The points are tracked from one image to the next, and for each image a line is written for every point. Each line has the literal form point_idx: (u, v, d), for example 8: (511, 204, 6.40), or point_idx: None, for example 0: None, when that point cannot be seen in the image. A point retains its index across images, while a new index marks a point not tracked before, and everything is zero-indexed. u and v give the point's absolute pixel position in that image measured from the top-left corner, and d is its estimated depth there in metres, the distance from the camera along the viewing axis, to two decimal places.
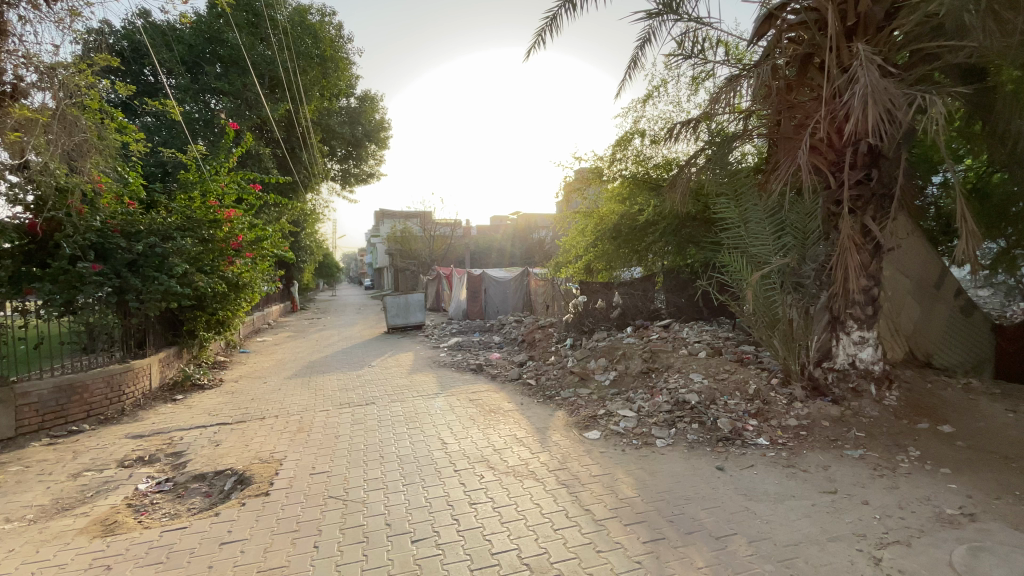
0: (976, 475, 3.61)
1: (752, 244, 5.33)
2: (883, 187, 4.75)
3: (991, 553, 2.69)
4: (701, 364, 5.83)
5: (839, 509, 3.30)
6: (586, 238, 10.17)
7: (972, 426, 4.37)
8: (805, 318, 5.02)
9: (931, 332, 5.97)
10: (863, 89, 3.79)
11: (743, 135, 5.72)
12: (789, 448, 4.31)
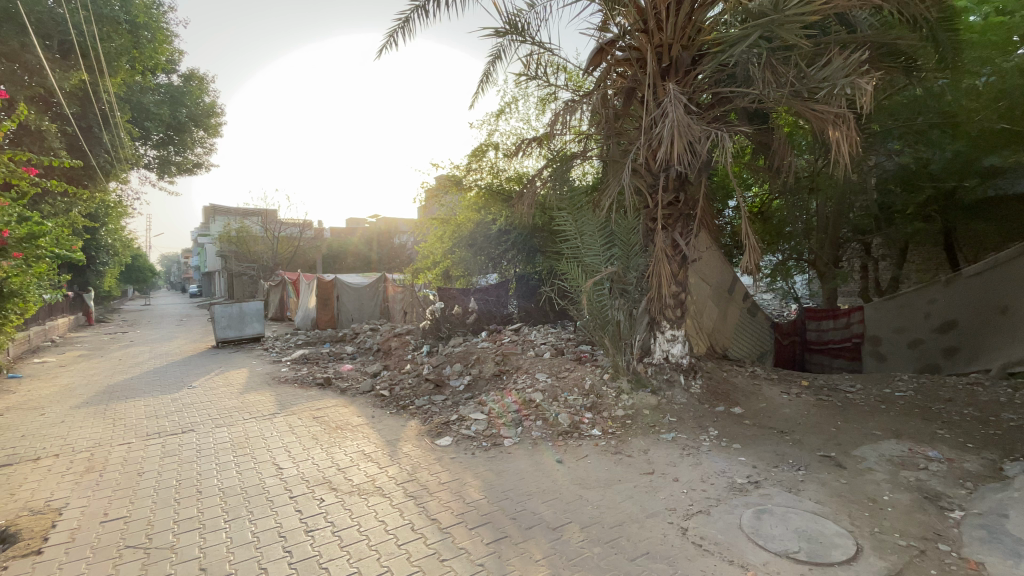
0: (755, 446, 4.42)
1: (585, 254, 6.04)
2: (688, 208, 5.60)
3: (764, 511, 3.29)
4: (546, 364, 6.24)
5: (655, 488, 3.77)
6: (443, 244, 10.50)
7: (755, 406, 5.35)
8: (630, 319, 5.88)
9: (726, 329, 7.21)
10: (671, 123, 4.46)
11: (581, 155, 6.27)
12: (618, 436, 4.84)
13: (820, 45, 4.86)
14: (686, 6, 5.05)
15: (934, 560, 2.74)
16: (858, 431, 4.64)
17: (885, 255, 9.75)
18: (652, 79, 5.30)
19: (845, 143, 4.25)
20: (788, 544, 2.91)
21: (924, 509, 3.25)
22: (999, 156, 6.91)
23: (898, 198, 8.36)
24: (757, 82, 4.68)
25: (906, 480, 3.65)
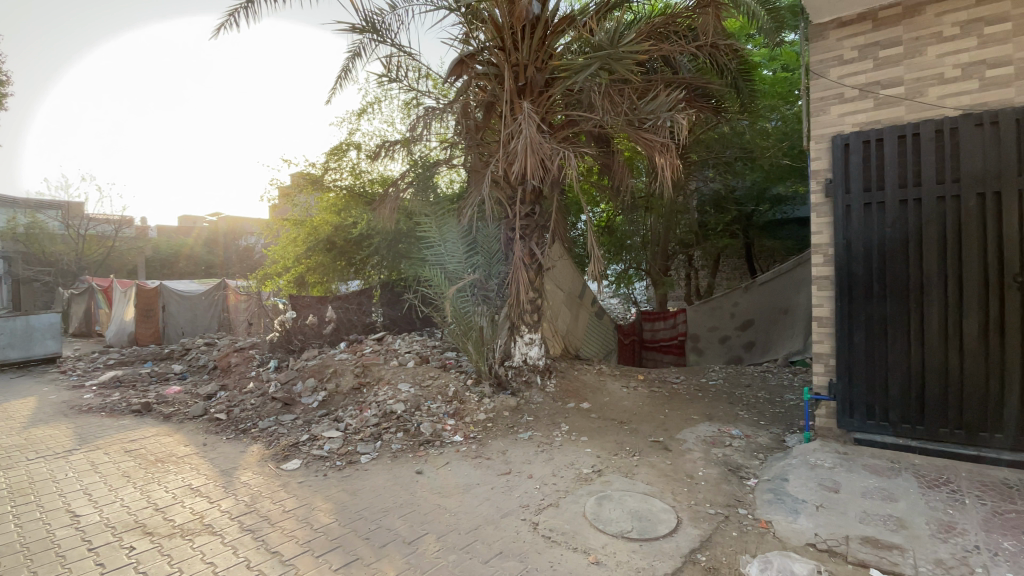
0: (600, 438, 4.85)
1: (448, 261, 6.13)
2: (543, 219, 6.00)
3: (605, 497, 3.62)
4: (408, 373, 6.10)
5: (511, 487, 3.92)
6: (297, 247, 9.61)
7: (601, 401, 5.89)
8: (491, 324, 6.02)
9: (578, 331, 7.80)
10: (525, 139, 4.73)
11: (444, 162, 6.35)
12: (478, 440, 4.95)
13: (649, 82, 5.58)
14: (541, 30, 5.42)
15: (734, 522, 3.26)
16: (681, 417, 5.37)
17: (704, 265, 11.45)
18: (509, 95, 5.59)
19: (669, 170, 4.87)
20: (624, 525, 3.23)
21: (728, 480, 3.87)
22: (784, 186, 9.55)
23: (711, 217, 10.15)
24: (598, 108, 5.25)
25: (715, 456, 4.32)
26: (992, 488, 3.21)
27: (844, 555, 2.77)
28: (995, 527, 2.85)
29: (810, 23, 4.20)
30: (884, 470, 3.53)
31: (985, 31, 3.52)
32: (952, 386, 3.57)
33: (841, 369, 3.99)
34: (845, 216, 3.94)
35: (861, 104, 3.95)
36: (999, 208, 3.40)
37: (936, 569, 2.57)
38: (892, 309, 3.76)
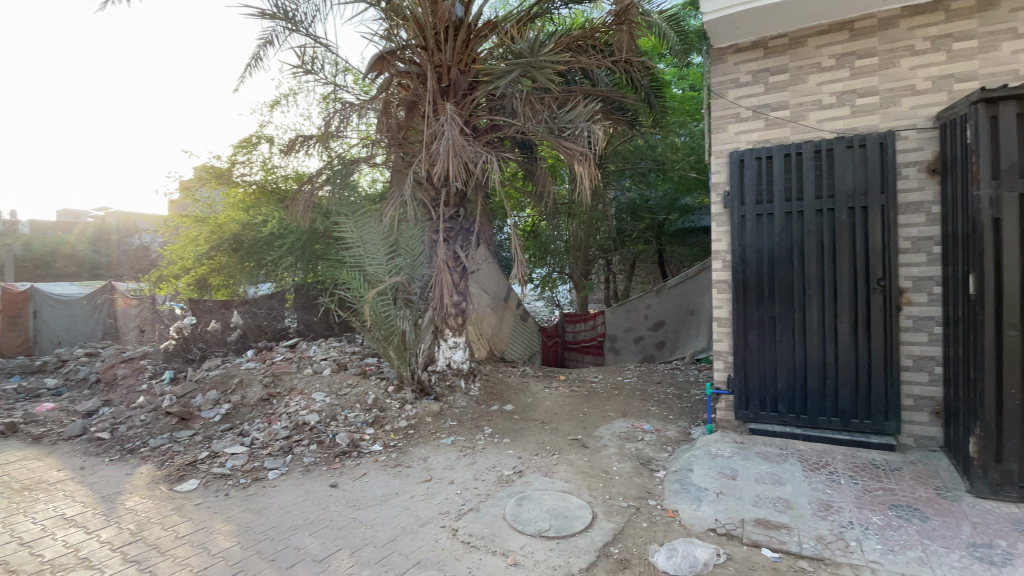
0: (522, 439, 4.90)
1: (367, 262, 5.80)
2: (467, 223, 6.00)
3: (524, 497, 3.66)
4: (324, 381, 5.80)
5: (430, 495, 3.85)
6: (199, 246, 8.81)
7: (524, 402, 5.96)
8: (415, 327, 5.76)
9: (504, 334, 7.84)
10: (447, 141, 4.68)
11: (366, 160, 6.10)
12: (399, 448, 4.80)
13: (569, 92, 5.74)
14: (463, 34, 5.40)
15: (645, 513, 3.43)
16: (599, 414, 5.57)
17: (622, 270, 12.01)
18: (431, 96, 5.55)
19: (587, 178, 4.92)
20: (542, 524, 3.28)
21: (640, 473, 4.07)
22: (692, 198, 10.24)
23: (628, 225, 10.65)
24: (520, 115, 5.35)
25: (629, 451, 4.53)
26: (861, 467, 3.64)
27: (740, 537, 3.00)
28: (863, 503, 3.23)
29: (712, 47, 4.56)
30: (774, 456, 3.89)
31: (855, 65, 4.00)
32: (829, 378, 4.01)
33: (738, 365, 4.36)
34: (740, 225, 4.31)
35: (755, 123, 4.35)
36: (866, 221, 3.88)
37: (817, 544, 2.87)
38: (780, 311, 4.16)
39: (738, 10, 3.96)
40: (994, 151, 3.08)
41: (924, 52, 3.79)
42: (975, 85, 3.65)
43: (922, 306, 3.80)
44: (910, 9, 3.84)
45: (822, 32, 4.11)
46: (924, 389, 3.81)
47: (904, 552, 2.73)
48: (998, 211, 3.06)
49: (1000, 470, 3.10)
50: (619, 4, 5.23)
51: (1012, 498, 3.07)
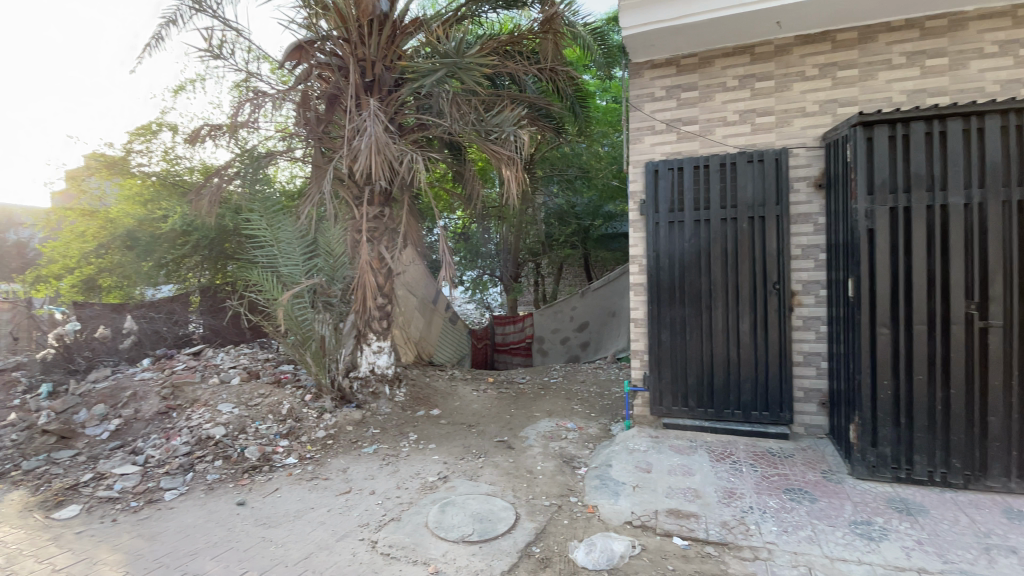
0: (447, 443, 4.83)
1: (281, 263, 5.45)
2: (392, 223, 5.84)
3: (448, 503, 3.60)
4: (233, 391, 5.38)
5: (349, 507, 3.68)
6: (86, 243, 8.03)
7: (450, 406, 5.89)
8: (334, 333, 5.52)
9: (431, 337, 7.70)
10: (370, 139, 4.50)
11: (285, 152, 5.76)
12: (316, 460, 4.56)
13: (496, 96, 5.83)
14: (388, 29, 5.28)
15: (566, 511, 3.50)
16: (525, 415, 5.64)
17: (550, 273, 12.27)
18: (354, 90, 5.36)
19: (514, 181, 4.90)
20: (465, 529, 3.25)
21: (563, 471, 4.16)
22: (616, 205, 10.67)
23: (556, 230, 10.90)
24: (446, 116, 5.30)
25: (553, 449, 4.62)
26: (760, 456, 3.96)
27: (654, 528, 3.15)
28: (762, 488, 3.51)
29: (630, 61, 4.78)
30: (686, 449, 4.14)
31: (755, 86, 4.37)
32: (733, 373, 4.34)
33: (653, 363, 4.59)
34: (655, 232, 4.55)
35: (668, 136, 4.62)
36: (763, 230, 4.25)
37: (721, 529, 3.08)
38: (690, 312, 4.44)
39: (653, 27, 4.18)
40: (869, 170, 3.47)
41: (813, 79, 4.22)
42: (853, 110, 4.12)
43: (810, 307, 4.23)
44: (801, 39, 4.26)
45: (727, 54, 4.45)
46: (812, 381, 4.23)
47: (795, 532, 3.00)
48: (872, 223, 3.45)
49: (874, 453, 3.50)
50: (545, 12, 5.37)
51: (884, 477, 3.47)
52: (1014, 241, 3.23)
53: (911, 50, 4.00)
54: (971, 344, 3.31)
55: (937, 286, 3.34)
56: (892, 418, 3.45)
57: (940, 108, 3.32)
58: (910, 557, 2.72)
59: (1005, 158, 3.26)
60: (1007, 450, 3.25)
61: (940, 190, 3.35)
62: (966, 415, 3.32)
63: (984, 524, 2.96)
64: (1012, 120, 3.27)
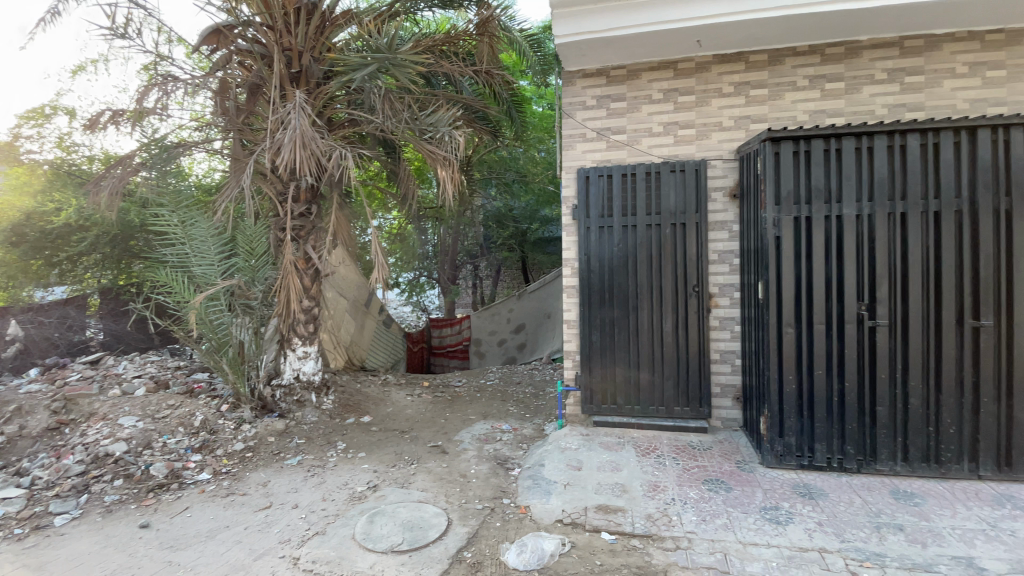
0: (378, 451, 4.67)
1: (193, 263, 5.06)
2: (320, 221, 5.58)
3: (376, 513, 3.47)
4: (136, 403, 4.89)
5: (269, 523, 3.45)
6: None
7: (383, 412, 5.71)
8: (255, 338, 5.23)
9: (363, 341, 7.44)
10: (293, 132, 4.26)
11: (203, 143, 5.37)
12: (232, 475, 4.25)
13: (432, 96, 5.79)
14: (316, 20, 5.06)
15: (498, 513, 3.49)
16: (460, 419, 5.58)
17: (488, 275, 12.26)
18: (278, 81, 5.07)
19: (449, 182, 4.79)
20: (394, 539, 3.15)
21: (497, 473, 4.15)
22: (552, 209, 10.87)
23: (494, 233, 11.08)
24: (378, 112, 5.14)
25: (487, 452, 4.60)
26: (682, 449, 4.18)
27: (583, 525, 3.22)
28: (683, 480, 3.70)
29: (563, 68, 4.89)
30: (615, 445, 4.29)
31: (678, 99, 4.62)
32: (657, 371, 4.54)
33: (584, 363, 4.70)
34: (587, 236, 4.67)
35: (599, 144, 4.76)
36: (685, 235, 4.49)
37: (646, 522, 3.20)
38: (618, 313, 4.60)
39: (585, 37, 4.29)
40: (776, 182, 3.77)
41: (729, 95, 4.52)
42: (764, 126, 4.46)
43: (726, 308, 4.52)
44: (719, 57, 4.55)
45: (653, 67, 4.67)
46: (728, 378, 4.52)
47: (713, 520, 3.19)
48: (779, 232, 3.75)
49: (782, 443, 3.79)
50: (481, 15, 5.47)
51: (790, 464, 3.78)
52: (897, 249, 3.62)
53: (812, 74, 4.39)
54: (862, 342, 3.67)
55: (834, 290, 3.68)
56: (796, 410, 3.76)
57: (837, 128, 3.66)
58: (812, 538, 2.96)
59: (890, 175, 3.63)
60: (892, 436, 3.63)
61: (836, 202, 3.69)
62: (858, 406, 3.68)
63: (872, 504, 3.29)
64: (897, 140, 3.64)
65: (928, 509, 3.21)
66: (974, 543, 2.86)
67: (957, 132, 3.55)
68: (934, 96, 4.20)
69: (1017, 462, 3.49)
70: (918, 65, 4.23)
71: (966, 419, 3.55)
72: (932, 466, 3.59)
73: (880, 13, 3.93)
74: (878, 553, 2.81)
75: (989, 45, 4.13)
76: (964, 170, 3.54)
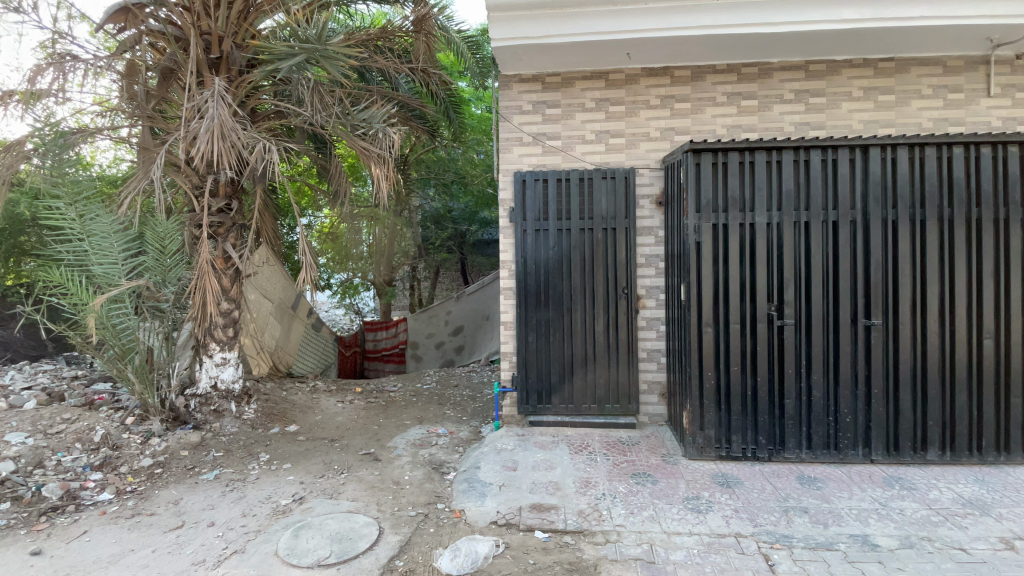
0: (305, 462, 4.44)
1: (93, 261, 4.56)
2: (241, 218, 5.23)
3: (303, 526, 3.30)
4: (25, 417, 4.37)
5: (181, 544, 3.19)
6: None
7: (310, 420, 5.43)
8: (165, 344, 4.86)
9: (290, 346, 7.05)
10: (210, 122, 3.97)
11: (108, 129, 4.86)
12: (139, 494, 3.87)
13: (365, 91, 5.64)
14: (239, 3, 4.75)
15: (432, 519, 3.43)
16: (394, 424, 5.43)
17: (427, 277, 12.01)
18: (194, 66, 4.71)
19: (385, 181, 4.63)
20: (321, 552, 3.00)
21: (431, 478, 4.08)
22: (491, 212, 10.87)
23: (432, 234, 10.85)
24: (307, 105, 4.92)
25: (422, 457, 4.51)
26: (613, 445, 4.32)
27: (517, 525, 3.24)
28: (613, 475, 3.82)
29: (500, 72, 4.91)
30: (549, 444, 4.36)
31: (610, 109, 4.78)
32: (590, 371, 4.67)
33: (520, 364, 4.74)
34: (523, 238, 4.72)
35: (535, 148, 4.83)
36: (616, 239, 4.66)
37: (578, 518, 3.27)
38: (553, 314, 4.68)
39: (520, 43, 4.34)
40: (697, 191, 4.00)
41: (656, 107, 4.75)
42: (688, 138, 4.72)
43: (652, 309, 4.73)
44: (647, 71, 4.76)
45: (586, 77, 4.81)
46: (656, 375, 4.74)
47: (640, 512, 3.32)
48: (699, 237, 3.98)
49: (702, 436, 4.02)
50: (418, 12, 5.31)
51: (710, 456, 4.02)
52: (802, 255, 3.95)
53: (730, 91, 4.71)
54: (772, 340, 3.98)
55: (747, 292, 3.97)
56: (715, 405, 4.00)
57: (750, 142, 3.94)
58: (729, 525, 3.17)
59: (796, 188, 3.97)
60: (797, 426, 3.96)
61: (749, 211, 3.98)
62: (769, 399, 3.98)
63: (782, 489, 3.57)
64: (802, 155, 3.97)
65: (828, 491, 3.53)
66: (867, 521, 3.18)
67: (852, 150, 3.94)
68: (834, 117, 4.64)
69: (901, 447, 3.91)
70: (820, 88, 4.65)
71: (860, 409, 3.94)
72: (832, 452, 3.95)
73: (788, 38, 4.29)
74: (787, 535, 3.05)
75: (878, 72, 4.62)
76: (857, 184, 3.93)
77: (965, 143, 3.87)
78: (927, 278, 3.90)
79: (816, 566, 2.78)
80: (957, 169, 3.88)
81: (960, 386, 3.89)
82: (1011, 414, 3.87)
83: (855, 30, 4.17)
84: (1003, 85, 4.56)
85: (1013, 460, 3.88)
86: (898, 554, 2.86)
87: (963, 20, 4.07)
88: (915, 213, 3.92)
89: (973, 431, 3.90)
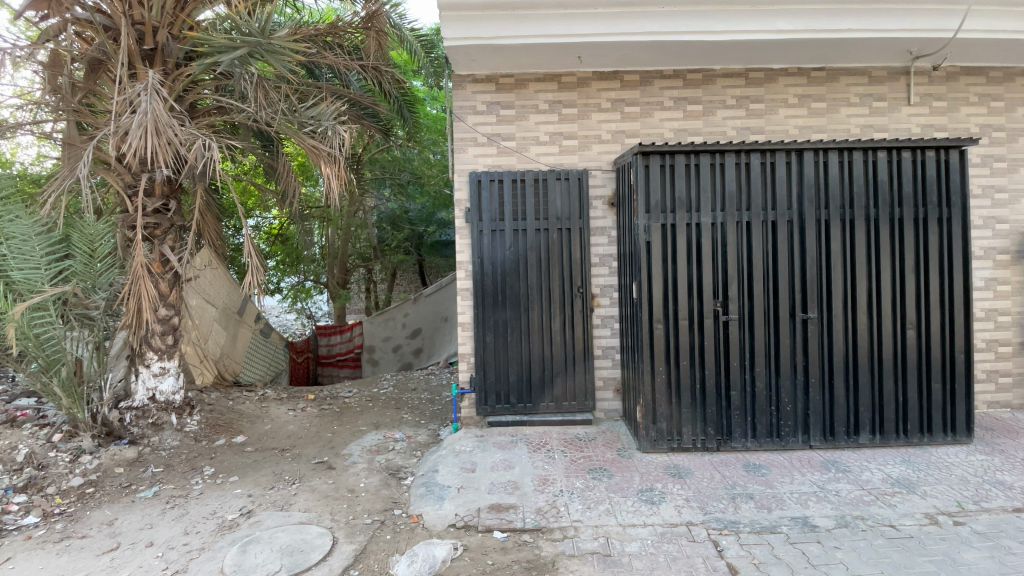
0: (253, 473, 4.24)
1: (12, 267, 4.17)
2: (180, 219, 4.96)
3: (251, 540, 3.16)
4: None
5: (115, 567, 2.98)
6: None
7: (260, 430, 5.21)
8: (96, 354, 4.46)
9: (235, 354, 6.72)
10: (144, 116, 3.72)
11: (30, 124, 4.49)
12: (68, 516, 3.59)
13: (313, 87, 5.52)
14: None
15: (389, 525, 3.36)
16: (348, 432, 5.27)
17: (383, 279, 11.67)
18: (127, 58, 4.43)
19: (335, 179, 4.51)
20: (270, 567, 2.89)
21: (388, 484, 3.99)
22: (448, 212, 10.73)
23: (388, 234, 10.63)
24: (251, 100, 4.68)
25: (378, 463, 4.42)
26: (570, 442, 4.39)
27: (476, 526, 3.23)
28: (571, 472, 3.87)
29: (454, 71, 4.88)
30: (507, 444, 4.38)
31: (562, 111, 4.85)
32: (547, 371, 4.72)
33: (478, 364, 4.71)
34: (479, 240, 4.70)
35: (489, 149, 4.83)
36: (570, 239, 4.72)
37: (536, 516, 3.29)
38: (510, 313, 4.70)
39: (472, 43, 4.32)
40: (647, 193, 4.12)
41: (607, 110, 4.85)
42: (638, 141, 4.85)
43: (606, 307, 4.83)
44: (598, 74, 4.86)
45: (539, 79, 4.86)
46: (610, 372, 4.84)
47: (597, 507, 3.38)
48: (649, 237, 4.11)
49: (655, 429, 4.15)
50: (369, 8, 5.10)
51: (663, 448, 4.15)
52: (745, 254, 4.15)
53: (677, 95, 4.88)
54: (718, 335, 4.15)
55: (694, 289, 4.13)
56: (666, 398, 4.14)
57: (696, 144, 4.09)
58: (681, 514, 3.27)
59: (738, 189, 4.16)
60: (743, 415, 4.16)
61: (696, 211, 4.14)
62: (717, 390, 4.15)
63: (729, 477, 3.73)
64: (746, 158, 4.16)
65: (771, 477, 3.72)
66: (807, 503, 3.36)
67: (789, 153, 4.16)
68: (772, 122, 4.90)
69: (837, 432, 4.16)
70: (759, 94, 4.90)
71: (799, 398, 4.17)
72: (775, 440, 4.16)
73: (729, 46, 4.49)
74: (734, 521, 3.19)
75: (812, 81, 4.91)
76: (794, 186, 4.16)
77: (889, 148, 4.16)
78: (858, 273, 4.18)
79: (761, 549, 2.92)
80: (882, 172, 4.18)
81: (887, 374, 4.19)
82: (932, 398, 4.20)
83: (789, 40, 4.42)
84: (922, 95, 4.95)
85: (934, 440, 4.21)
86: (835, 534, 3.05)
87: (885, 34, 4.40)
88: (845, 213, 4.19)
89: (900, 416, 4.20)
